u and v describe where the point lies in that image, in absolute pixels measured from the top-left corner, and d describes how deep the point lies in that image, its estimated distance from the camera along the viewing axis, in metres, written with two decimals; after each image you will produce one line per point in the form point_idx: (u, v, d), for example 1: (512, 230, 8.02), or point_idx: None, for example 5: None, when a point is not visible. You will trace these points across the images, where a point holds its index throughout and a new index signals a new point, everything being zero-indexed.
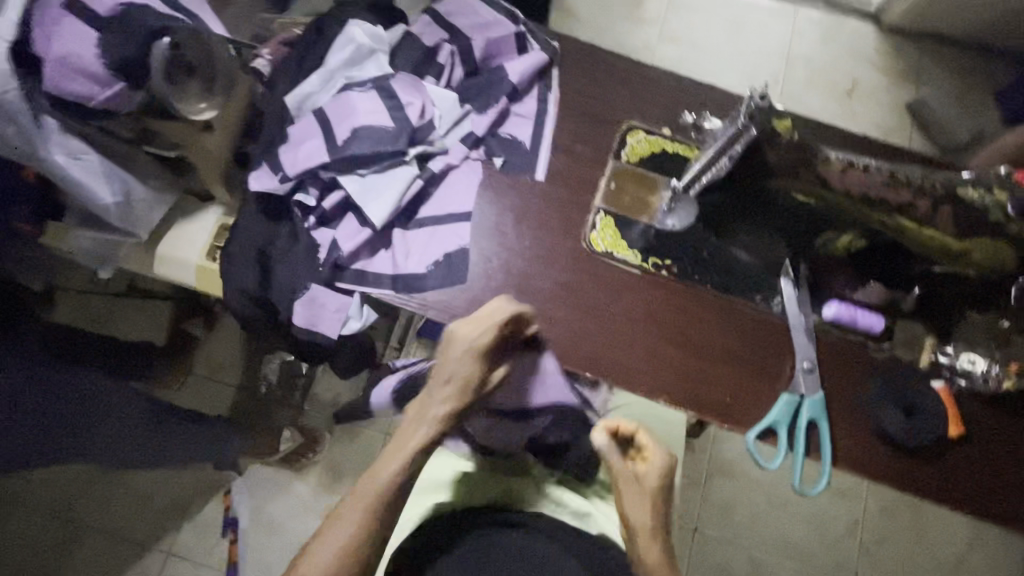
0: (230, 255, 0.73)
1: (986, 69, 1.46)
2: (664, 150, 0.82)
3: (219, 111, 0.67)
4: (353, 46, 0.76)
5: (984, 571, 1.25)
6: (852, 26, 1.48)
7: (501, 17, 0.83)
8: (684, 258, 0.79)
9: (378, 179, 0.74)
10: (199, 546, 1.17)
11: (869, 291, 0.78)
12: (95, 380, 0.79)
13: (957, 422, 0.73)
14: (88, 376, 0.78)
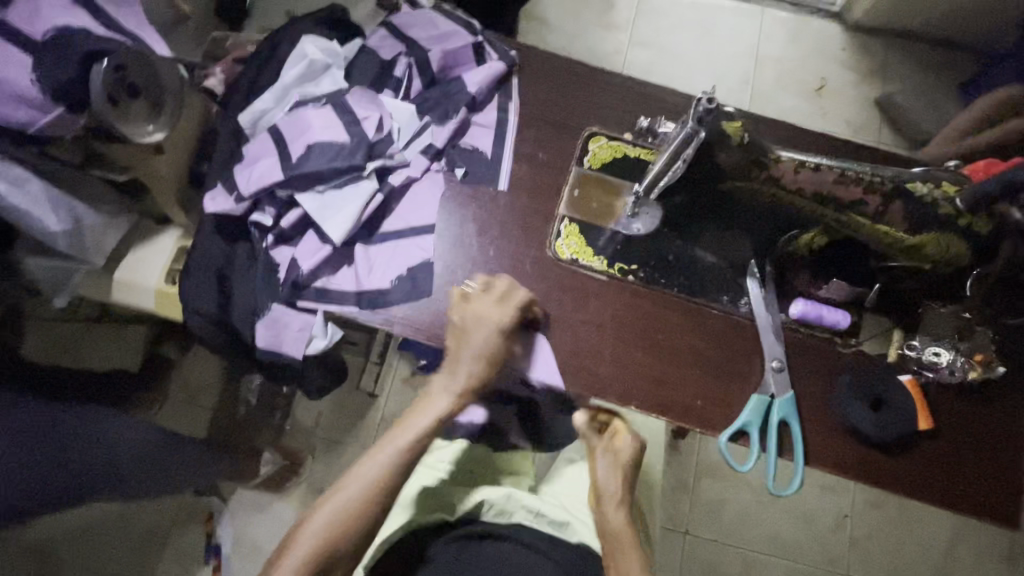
0: (192, 274, 0.77)
1: (947, 68, 1.71)
2: (625, 154, 0.81)
3: (166, 131, 0.71)
4: (306, 63, 0.79)
5: (969, 559, 1.32)
6: (819, 25, 1.76)
7: (458, 28, 0.86)
8: (649, 264, 0.77)
9: (336, 195, 0.74)
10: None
11: (836, 287, 0.76)
12: (89, 420, 0.80)
13: (925, 416, 0.72)
14: (78, 415, 0.79)
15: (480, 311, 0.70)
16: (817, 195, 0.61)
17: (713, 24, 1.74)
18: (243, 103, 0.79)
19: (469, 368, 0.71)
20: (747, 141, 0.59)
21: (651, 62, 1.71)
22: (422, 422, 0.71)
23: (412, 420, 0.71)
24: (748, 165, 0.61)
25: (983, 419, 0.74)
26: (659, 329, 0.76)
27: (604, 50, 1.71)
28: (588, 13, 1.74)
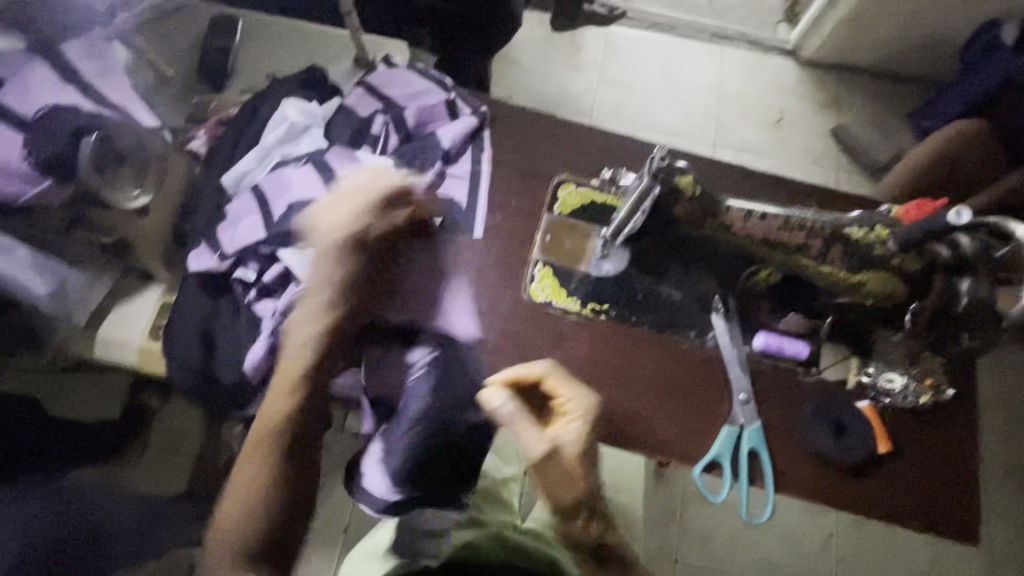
0: (175, 330, 0.79)
1: (896, 97, 1.82)
2: (594, 201, 0.86)
3: (153, 196, 0.75)
4: (287, 125, 0.83)
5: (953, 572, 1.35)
6: (775, 61, 1.87)
7: (431, 86, 0.92)
8: (620, 302, 0.81)
9: (316, 250, 0.76)
10: None
11: (795, 320, 0.81)
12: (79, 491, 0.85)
13: (884, 439, 0.77)
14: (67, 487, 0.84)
15: (344, 254, 0.70)
16: (766, 240, 0.66)
17: (675, 63, 1.85)
18: (225, 162, 0.82)
19: (314, 344, 0.70)
20: (699, 194, 0.64)
21: (619, 100, 1.80)
22: (262, 419, 0.70)
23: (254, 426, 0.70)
24: (700, 214, 0.65)
25: (937, 439, 0.78)
26: (644, 371, 0.79)
27: (574, 90, 1.80)
28: (557, 55, 1.83)
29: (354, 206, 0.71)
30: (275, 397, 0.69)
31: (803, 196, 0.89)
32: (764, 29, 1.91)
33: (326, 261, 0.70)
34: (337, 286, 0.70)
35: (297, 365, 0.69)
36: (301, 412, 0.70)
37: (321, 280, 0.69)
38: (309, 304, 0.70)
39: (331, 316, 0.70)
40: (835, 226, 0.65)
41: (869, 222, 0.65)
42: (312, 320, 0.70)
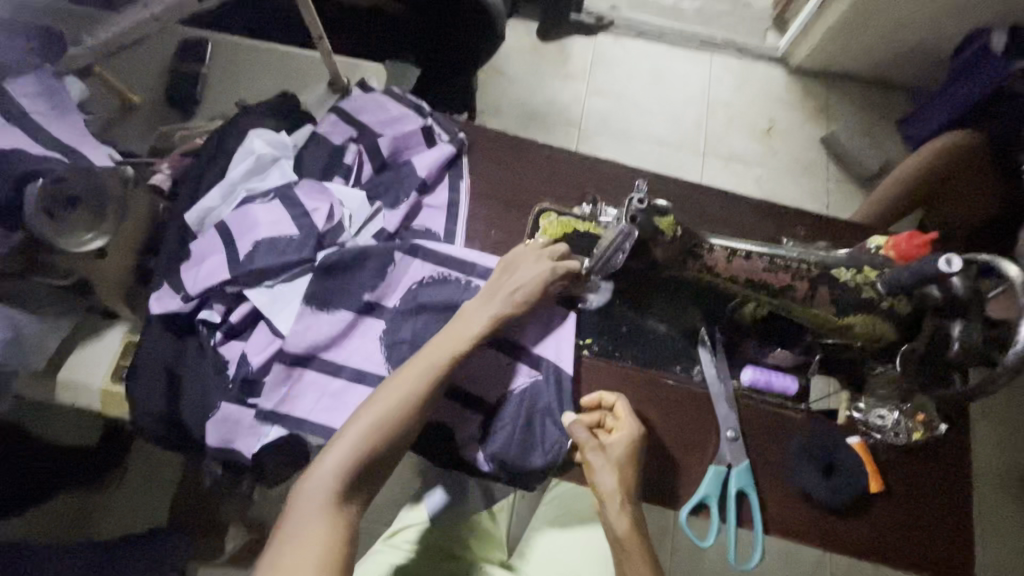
0: (138, 375, 0.75)
1: (885, 105, 1.81)
2: (577, 230, 0.81)
3: (110, 239, 0.68)
4: (253, 157, 0.80)
5: None
6: (763, 69, 1.85)
7: (407, 111, 0.89)
8: (604, 336, 0.79)
9: (286, 288, 0.75)
10: None
11: (782, 354, 0.78)
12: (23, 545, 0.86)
13: (877, 477, 0.74)
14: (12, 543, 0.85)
15: (527, 293, 0.72)
16: (751, 282, 0.64)
17: (664, 73, 1.82)
18: (193, 196, 0.79)
19: (412, 385, 0.67)
20: (679, 234, 0.62)
21: (608, 110, 1.77)
22: (335, 465, 0.64)
23: (316, 472, 0.64)
24: (682, 255, 0.63)
25: (927, 474, 0.76)
26: (666, 418, 0.77)
27: (562, 100, 1.77)
28: (545, 65, 1.80)
29: (511, 261, 0.75)
30: (343, 445, 0.64)
31: (791, 222, 0.87)
32: (753, 37, 1.89)
33: (484, 300, 0.73)
34: (482, 320, 0.71)
35: (388, 406, 0.66)
36: (379, 461, 0.66)
37: (488, 317, 0.72)
38: (442, 342, 0.70)
39: (447, 356, 0.69)
40: (821, 266, 0.63)
41: (855, 264, 0.63)
42: (450, 354, 0.69)
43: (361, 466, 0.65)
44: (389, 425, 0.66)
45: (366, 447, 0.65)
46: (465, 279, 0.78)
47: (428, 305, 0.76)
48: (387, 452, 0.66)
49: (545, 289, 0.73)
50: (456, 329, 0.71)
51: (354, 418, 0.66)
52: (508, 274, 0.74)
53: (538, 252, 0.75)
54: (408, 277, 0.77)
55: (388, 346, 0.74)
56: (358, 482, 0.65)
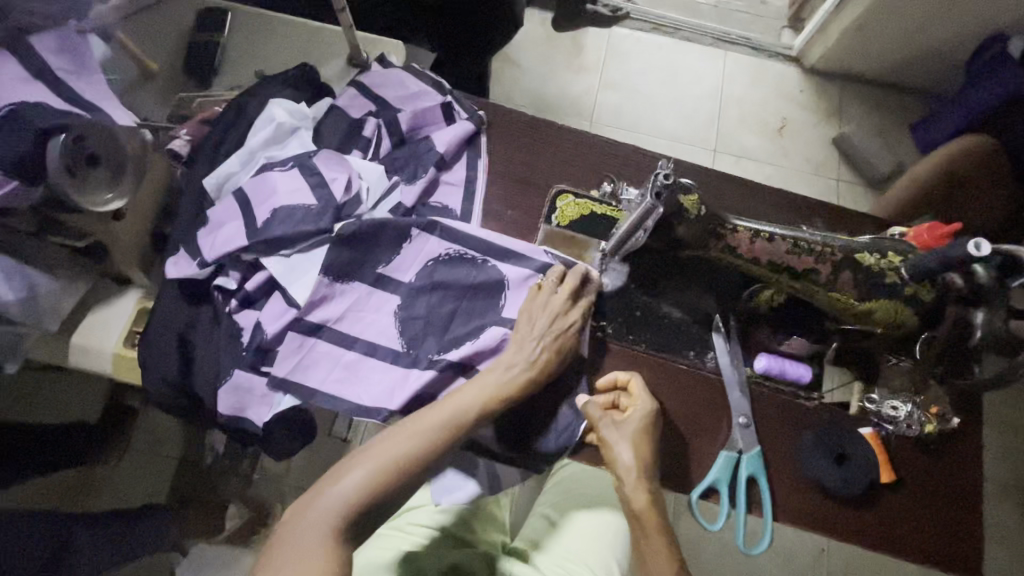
0: (150, 340, 0.75)
1: (898, 106, 1.80)
2: (594, 213, 0.81)
3: (127, 198, 0.69)
4: (274, 126, 0.79)
5: None
6: (777, 68, 1.84)
7: (426, 88, 0.88)
8: (617, 319, 0.79)
9: (302, 258, 0.74)
10: None
11: (798, 342, 0.78)
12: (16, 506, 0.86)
13: (888, 469, 0.74)
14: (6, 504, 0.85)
15: (556, 341, 0.72)
16: (772, 263, 0.62)
17: (678, 67, 1.81)
18: (210, 164, 0.79)
19: (433, 432, 0.65)
20: (705, 213, 0.60)
21: (621, 103, 1.76)
22: (343, 498, 0.60)
23: (321, 499, 0.60)
24: (705, 236, 0.61)
25: (941, 467, 0.76)
26: (679, 408, 0.76)
27: (576, 92, 1.76)
28: (559, 55, 1.79)
29: (529, 309, 0.73)
30: (354, 478, 0.61)
31: (809, 214, 0.87)
32: (768, 35, 1.88)
33: (515, 349, 0.70)
34: (516, 372, 0.69)
35: (406, 449, 0.63)
36: (384, 504, 0.63)
37: (526, 360, 0.70)
38: (468, 394, 0.67)
39: (477, 406, 0.67)
40: (846, 251, 0.61)
41: (879, 248, 0.61)
42: (479, 405, 0.67)
43: (369, 502, 0.61)
44: (402, 468, 0.63)
45: (379, 485, 0.62)
46: (481, 258, 0.77)
47: (444, 282, 0.75)
48: (394, 492, 0.63)
49: (568, 339, 0.73)
50: (493, 374, 0.69)
51: (366, 453, 0.64)
52: (534, 323, 0.72)
53: (562, 300, 0.73)
54: (423, 254, 0.77)
55: (403, 322, 0.74)
56: (361, 521, 0.61)
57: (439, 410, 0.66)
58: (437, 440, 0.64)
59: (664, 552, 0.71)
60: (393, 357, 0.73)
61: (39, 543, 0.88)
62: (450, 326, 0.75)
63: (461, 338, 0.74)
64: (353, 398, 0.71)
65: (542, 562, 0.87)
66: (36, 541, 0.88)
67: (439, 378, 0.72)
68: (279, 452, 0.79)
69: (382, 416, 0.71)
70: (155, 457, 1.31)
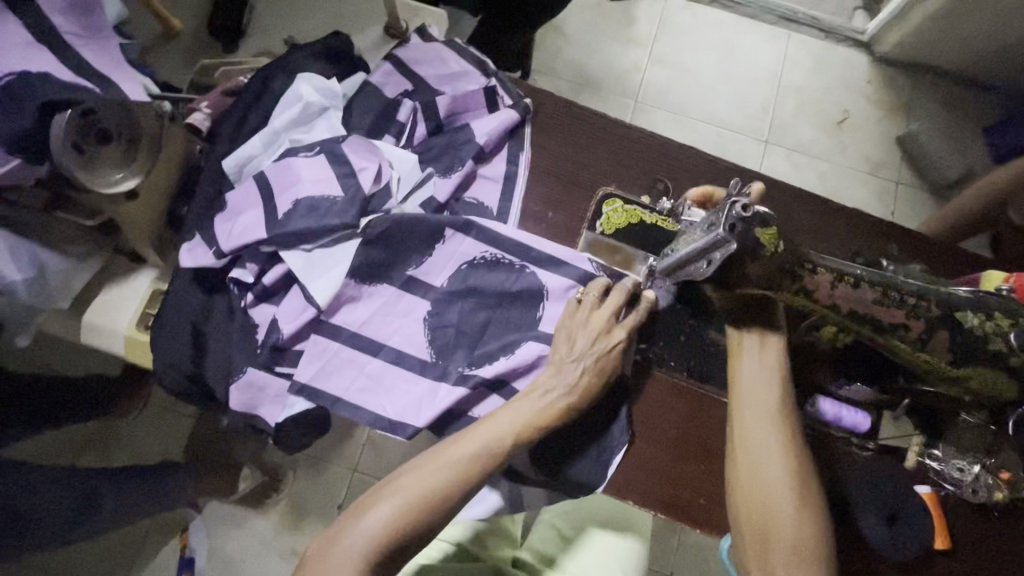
0: (162, 327, 0.71)
1: (976, 104, 1.61)
2: (642, 220, 0.73)
3: (141, 178, 0.63)
4: (301, 105, 0.72)
5: None
6: (845, 54, 1.67)
7: (469, 68, 0.80)
8: (658, 343, 0.72)
9: (324, 255, 0.68)
10: None
11: (860, 389, 0.70)
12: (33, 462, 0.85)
13: (943, 534, 0.67)
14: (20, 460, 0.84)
15: (598, 363, 0.65)
16: (854, 313, 0.54)
17: (736, 48, 1.66)
18: (231, 140, 0.73)
19: (466, 462, 0.60)
20: (783, 250, 0.51)
21: (670, 83, 1.62)
22: (366, 537, 0.55)
23: (345, 537, 0.56)
24: (780, 275, 0.53)
25: (1001, 538, 0.69)
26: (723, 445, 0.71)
27: (623, 68, 1.62)
28: (609, 25, 1.65)
29: (568, 327, 0.66)
30: (383, 511, 0.57)
31: (882, 238, 0.78)
32: (839, 16, 1.69)
33: (552, 373, 0.64)
34: (555, 398, 0.63)
35: (434, 481, 0.59)
36: (410, 544, 0.58)
37: (566, 388, 0.64)
38: (503, 422, 0.62)
39: (510, 437, 0.61)
40: (944, 306, 0.53)
41: (984, 309, 0.53)
42: (514, 435, 0.61)
43: (395, 543, 0.56)
44: (430, 503, 0.58)
45: (407, 520, 0.57)
46: (520, 264, 0.70)
47: (478, 289, 0.70)
48: (423, 528, 0.58)
49: (609, 360, 0.66)
50: (528, 400, 0.63)
51: (391, 487, 0.59)
52: (573, 345, 0.65)
53: (606, 316, 0.66)
54: (457, 256, 0.71)
55: (432, 330, 0.69)
56: (389, 560, 0.56)
57: (474, 438, 0.61)
58: (471, 473, 0.60)
59: (772, 410, 0.63)
60: (421, 368, 0.68)
61: (64, 502, 0.84)
62: (482, 339, 0.69)
63: (493, 353, 0.68)
64: (377, 409, 0.67)
65: None
66: (66, 497, 0.85)
67: (463, 396, 0.67)
68: (291, 446, 0.76)
69: (407, 433, 0.66)
70: (172, 415, 1.29)
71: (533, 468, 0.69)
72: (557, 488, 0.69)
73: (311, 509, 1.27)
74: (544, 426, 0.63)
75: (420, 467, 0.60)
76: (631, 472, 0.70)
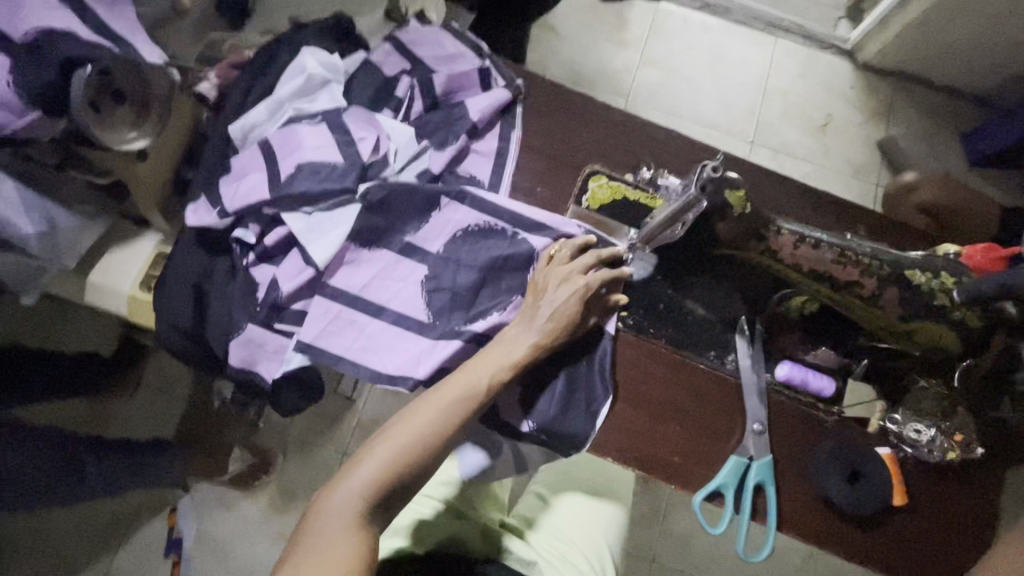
0: (165, 286, 0.74)
1: (953, 111, 1.66)
2: (625, 198, 0.78)
3: (150, 139, 0.68)
4: (304, 77, 0.77)
5: None
6: (829, 60, 1.72)
7: (466, 50, 0.85)
8: (639, 311, 0.76)
9: (323, 218, 0.72)
10: (141, 565, 1.23)
11: (825, 354, 0.75)
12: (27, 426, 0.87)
13: (902, 493, 0.71)
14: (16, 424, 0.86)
15: (565, 312, 0.69)
16: (813, 271, 0.65)
17: (724, 51, 1.71)
18: (237, 110, 0.77)
19: (447, 408, 0.63)
20: (748, 212, 0.62)
21: (660, 83, 1.68)
22: (362, 482, 0.58)
23: (341, 485, 0.58)
24: (748, 235, 0.64)
25: (954, 498, 0.73)
26: (692, 402, 0.75)
27: (615, 67, 1.68)
28: (601, 27, 1.70)
29: (545, 276, 0.71)
30: (376, 457, 0.60)
31: (851, 221, 0.83)
32: (823, 23, 1.75)
33: (527, 319, 0.69)
34: (529, 340, 0.68)
35: (420, 429, 0.62)
36: (405, 484, 0.61)
37: (534, 338, 0.68)
38: (479, 364, 0.66)
39: (487, 379, 0.65)
40: (895, 267, 0.64)
41: (931, 268, 0.64)
42: (490, 377, 0.65)
43: (389, 486, 0.59)
44: (419, 446, 0.61)
45: (400, 467, 0.60)
46: (512, 230, 0.75)
47: (472, 252, 0.74)
48: (416, 471, 0.61)
49: (581, 309, 0.69)
50: (501, 349, 0.67)
51: (382, 439, 0.62)
52: (543, 292, 0.70)
53: (576, 270, 0.70)
54: (452, 224, 0.75)
55: (429, 292, 0.73)
56: (385, 501, 0.59)
57: (456, 383, 0.64)
58: (457, 415, 0.63)
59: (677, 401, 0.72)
60: (419, 327, 0.72)
61: (60, 464, 0.87)
62: (476, 300, 0.73)
63: (487, 310, 0.73)
64: (377, 365, 0.70)
65: (535, 542, 0.84)
66: (62, 462, 0.87)
67: (453, 354, 0.70)
68: (285, 407, 0.78)
69: (408, 384, 0.69)
70: (164, 396, 1.29)
71: (522, 422, 0.72)
72: (542, 444, 0.72)
73: (299, 490, 1.28)
74: (512, 370, 0.66)
75: (412, 409, 0.64)
76: (610, 428, 0.73)
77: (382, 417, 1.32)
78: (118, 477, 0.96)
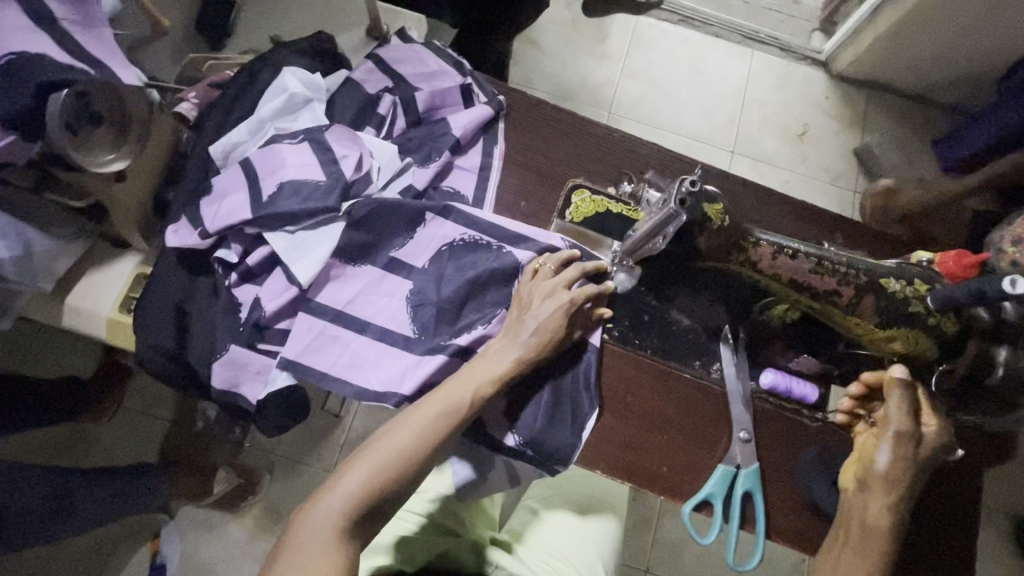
0: (146, 308, 0.73)
1: (925, 118, 1.71)
2: (607, 210, 0.79)
3: (129, 160, 0.68)
4: (285, 97, 0.77)
5: None
6: (805, 70, 1.76)
7: (447, 67, 0.86)
8: (623, 322, 0.76)
9: (307, 236, 0.72)
10: None
11: (807, 361, 0.77)
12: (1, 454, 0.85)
13: None
14: None
15: (549, 327, 0.69)
16: (792, 281, 0.67)
17: (702, 63, 1.75)
18: (218, 130, 0.77)
19: (433, 422, 0.63)
20: (727, 225, 0.63)
21: (641, 96, 1.70)
22: (344, 498, 0.57)
23: (323, 501, 0.57)
24: (728, 247, 0.65)
25: (924, 508, 0.72)
26: (676, 409, 0.75)
27: (596, 80, 1.70)
28: (581, 40, 1.73)
29: (530, 291, 0.71)
30: (359, 473, 0.59)
31: (828, 229, 0.85)
32: (797, 36, 1.79)
33: (511, 335, 0.69)
34: (513, 354, 0.68)
35: (404, 444, 0.61)
36: (387, 501, 0.60)
37: (517, 353, 0.68)
38: (463, 379, 0.65)
39: (470, 394, 0.65)
40: (870, 276, 0.66)
41: (905, 276, 0.66)
42: (474, 392, 0.65)
43: (373, 501, 0.59)
44: (402, 462, 0.61)
45: (382, 482, 0.59)
46: (497, 244, 0.75)
47: (456, 267, 0.74)
48: (399, 488, 0.61)
49: (565, 323, 0.70)
50: (484, 363, 0.67)
51: (364, 453, 0.61)
52: (529, 306, 0.70)
53: (560, 283, 0.71)
54: (437, 238, 0.75)
55: (415, 307, 0.73)
56: (368, 517, 0.58)
57: (440, 396, 0.64)
58: (441, 429, 0.63)
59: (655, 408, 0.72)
60: (405, 342, 0.71)
61: (37, 493, 0.84)
62: (462, 313, 0.73)
63: (471, 324, 0.73)
64: (363, 382, 0.69)
65: (524, 557, 0.84)
66: (39, 491, 0.84)
67: (439, 369, 0.70)
68: (269, 427, 0.77)
69: (393, 401, 0.69)
70: (145, 419, 1.26)
71: (511, 435, 0.71)
72: (530, 458, 0.71)
73: (287, 510, 1.26)
74: (496, 384, 0.66)
75: (396, 422, 0.63)
76: (598, 439, 0.73)
77: (371, 433, 1.30)
78: (100, 504, 0.93)
